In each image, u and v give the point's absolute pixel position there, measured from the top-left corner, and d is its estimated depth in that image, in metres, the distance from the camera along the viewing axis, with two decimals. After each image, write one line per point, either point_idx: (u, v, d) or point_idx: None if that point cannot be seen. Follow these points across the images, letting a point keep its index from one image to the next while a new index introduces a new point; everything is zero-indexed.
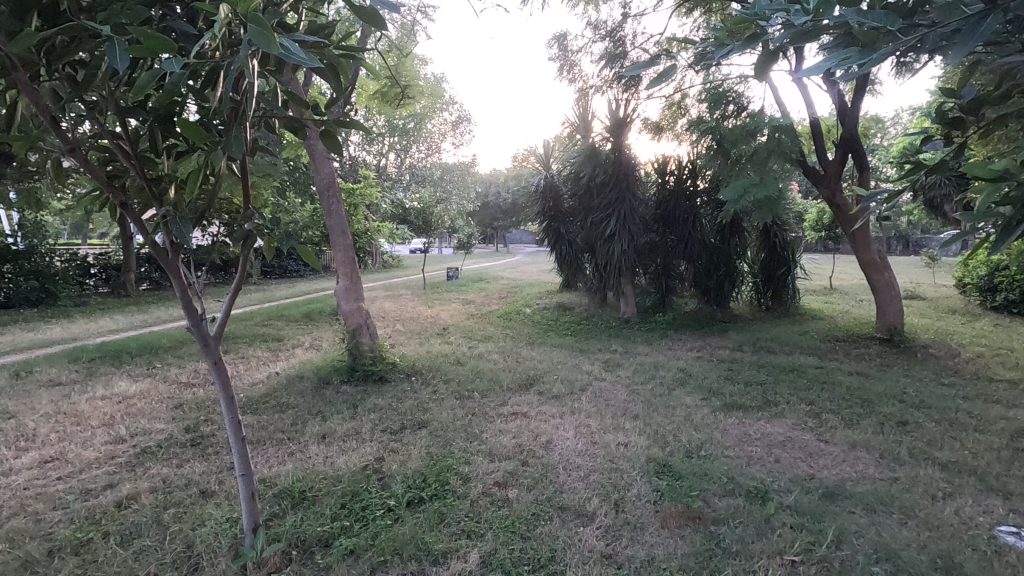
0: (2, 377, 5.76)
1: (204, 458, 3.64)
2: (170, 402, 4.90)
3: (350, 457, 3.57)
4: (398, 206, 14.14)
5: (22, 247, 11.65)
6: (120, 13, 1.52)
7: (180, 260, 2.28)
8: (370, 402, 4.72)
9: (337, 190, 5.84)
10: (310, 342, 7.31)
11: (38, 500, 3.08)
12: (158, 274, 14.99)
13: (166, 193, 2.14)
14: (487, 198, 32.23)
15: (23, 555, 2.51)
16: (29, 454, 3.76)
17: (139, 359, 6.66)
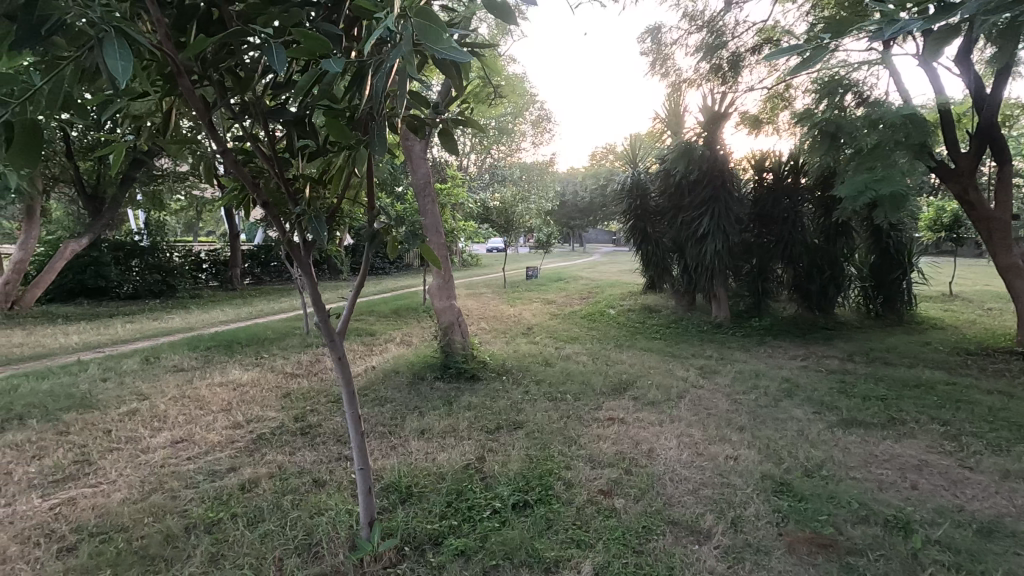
0: (135, 362, 6.35)
1: (313, 447, 3.81)
2: (278, 392, 5.19)
3: (451, 454, 3.59)
4: (480, 206, 14.31)
5: (147, 244, 12.90)
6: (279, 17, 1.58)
7: (311, 258, 2.35)
8: (464, 400, 4.76)
9: (432, 190, 5.93)
10: (400, 338, 7.53)
11: (173, 478, 3.34)
12: (259, 270, 16.10)
13: (300, 193, 2.23)
14: (565, 198, 31.83)
15: (165, 530, 2.71)
16: (163, 434, 4.10)
17: (248, 349, 7.13)
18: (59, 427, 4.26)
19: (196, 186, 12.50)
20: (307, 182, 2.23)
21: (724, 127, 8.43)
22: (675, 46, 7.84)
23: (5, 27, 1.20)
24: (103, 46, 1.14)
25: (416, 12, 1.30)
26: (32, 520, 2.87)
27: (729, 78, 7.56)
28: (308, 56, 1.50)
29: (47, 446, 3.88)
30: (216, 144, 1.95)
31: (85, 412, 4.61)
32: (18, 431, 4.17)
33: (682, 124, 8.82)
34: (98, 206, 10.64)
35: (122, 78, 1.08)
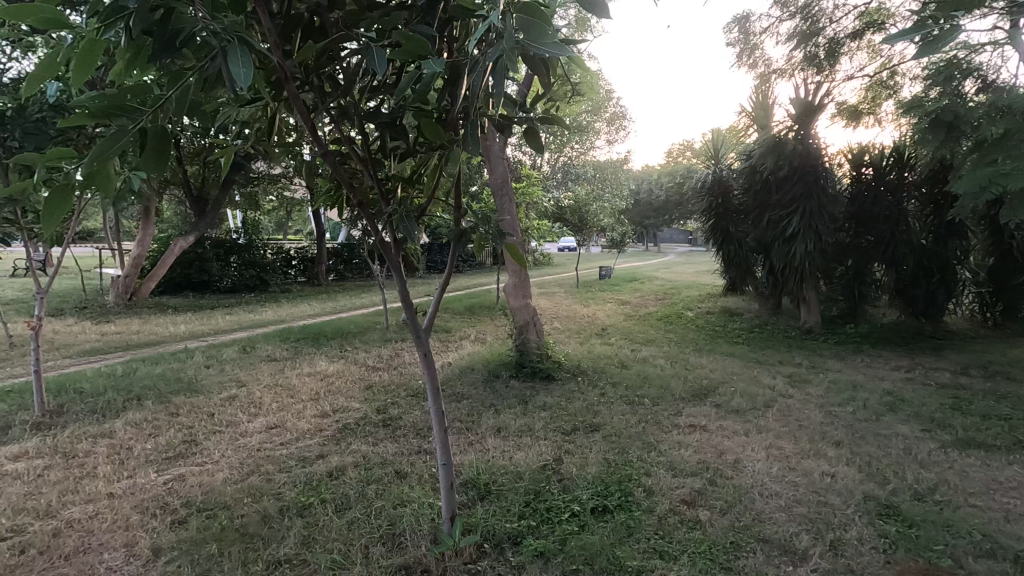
0: (234, 351, 6.85)
1: (395, 439, 3.94)
2: (361, 384, 5.41)
3: (527, 453, 3.58)
4: (554, 205, 14.26)
5: (243, 242, 13.91)
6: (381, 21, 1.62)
7: (400, 257, 2.40)
8: (539, 400, 4.74)
9: (510, 189, 5.95)
10: (475, 336, 7.64)
11: (269, 461, 3.56)
12: (342, 267, 16.91)
13: (392, 193, 2.28)
14: (640, 196, 31.00)
15: (262, 511, 2.89)
16: (259, 420, 4.39)
17: (333, 342, 7.49)
18: (171, 408, 4.67)
19: (287, 187, 13.31)
20: (398, 182, 2.28)
21: (818, 119, 7.89)
22: (765, 34, 7.42)
23: (143, 41, 1.30)
24: (228, 55, 1.22)
25: (519, 9, 1.29)
26: (148, 493, 3.15)
27: (825, 67, 7.05)
28: (409, 56, 1.53)
29: (161, 425, 4.26)
30: (319, 146, 2.04)
31: (191, 395, 5.03)
32: (137, 410, 4.61)
33: (770, 117, 8.34)
34: (202, 207, 11.60)
35: (245, 83, 1.15)
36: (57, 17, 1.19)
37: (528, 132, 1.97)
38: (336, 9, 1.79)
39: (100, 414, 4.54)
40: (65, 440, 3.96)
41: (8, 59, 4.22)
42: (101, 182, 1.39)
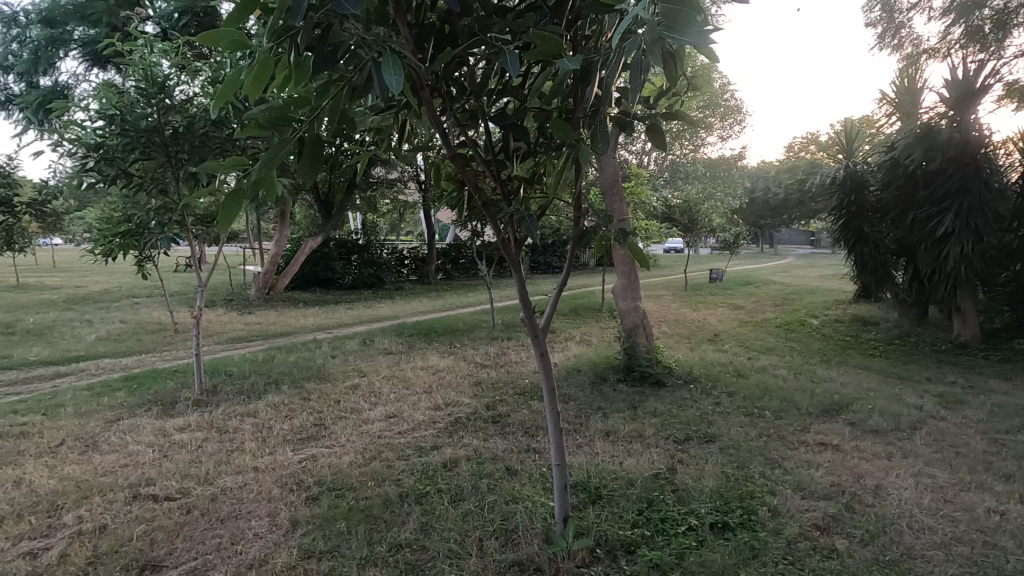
0: (355, 343, 7.37)
1: (505, 436, 4.01)
2: (471, 380, 5.58)
3: (639, 459, 3.48)
4: (662, 205, 13.78)
5: (362, 243, 14.96)
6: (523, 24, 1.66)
7: (520, 256, 2.43)
8: (649, 406, 4.59)
9: (620, 189, 5.83)
10: (581, 337, 7.58)
11: (389, 448, 3.78)
12: (450, 267, 17.58)
13: (514, 192, 2.32)
14: (755, 194, 29.07)
15: (385, 495, 3.07)
16: (379, 409, 4.68)
17: (443, 338, 7.80)
18: (304, 393, 5.12)
19: (402, 191, 14.09)
20: (521, 182, 2.31)
21: (981, 103, 6.88)
22: (914, 10, 6.61)
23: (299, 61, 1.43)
24: (382, 64, 1.30)
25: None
26: (287, 469, 3.48)
27: (991, 43, 6.14)
28: (545, 54, 1.54)
29: (295, 408, 4.69)
30: (448, 149, 2.11)
31: (320, 383, 5.48)
32: (275, 394, 5.11)
33: (918, 104, 7.41)
34: (328, 210, 12.64)
35: (397, 90, 1.22)
36: (239, 38, 1.32)
37: (657, 131, 1.91)
38: (465, 16, 1.84)
39: (246, 395, 5.09)
40: (219, 416, 4.48)
41: (181, 82, 4.87)
42: (266, 188, 1.54)
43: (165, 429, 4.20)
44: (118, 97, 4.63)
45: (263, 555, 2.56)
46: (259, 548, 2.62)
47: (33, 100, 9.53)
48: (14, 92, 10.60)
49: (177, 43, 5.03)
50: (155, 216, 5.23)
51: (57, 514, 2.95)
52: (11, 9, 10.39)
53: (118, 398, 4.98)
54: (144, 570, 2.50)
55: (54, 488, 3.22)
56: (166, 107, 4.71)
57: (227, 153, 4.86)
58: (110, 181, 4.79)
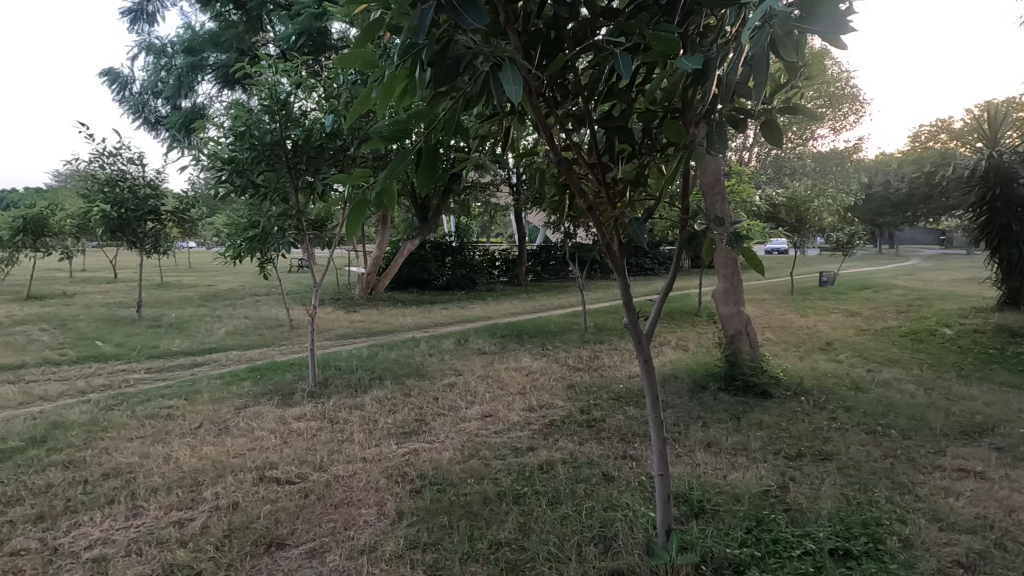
0: (451, 343, 7.62)
1: (600, 441, 3.96)
2: (564, 383, 5.57)
3: (745, 474, 3.30)
4: (765, 204, 12.97)
5: (456, 245, 15.45)
6: (635, 25, 1.64)
7: (624, 260, 2.38)
8: (755, 417, 4.33)
9: (722, 187, 5.56)
10: (677, 342, 7.31)
11: (487, 447, 3.87)
12: (540, 268, 17.68)
13: (620, 196, 2.28)
14: (873, 189, 26.52)
15: (483, 492, 3.15)
16: (475, 407, 4.81)
17: (535, 340, 7.86)
18: (405, 389, 5.38)
19: (494, 194, 14.39)
20: (626, 185, 2.27)
21: None
22: None
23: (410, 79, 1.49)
24: (500, 73, 1.32)
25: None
26: (392, 461, 3.66)
27: None
28: (661, 53, 1.51)
29: (397, 403, 4.93)
30: (555, 155, 2.10)
31: (420, 380, 5.72)
32: (379, 389, 5.40)
33: None
34: (425, 214, 13.17)
35: (517, 99, 1.23)
36: (370, 59, 1.46)
37: (777, 127, 1.79)
38: (572, 20, 1.85)
39: (353, 389, 5.44)
40: (331, 407, 4.83)
41: (299, 98, 5.26)
42: (387, 198, 1.64)
43: (285, 418, 4.59)
44: (247, 114, 5.10)
45: (372, 542, 2.71)
46: (369, 535, 2.78)
47: (177, 121, 10.82)
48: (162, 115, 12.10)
49: (295, 63, 5.44)
50: (276, 222, 5.75)
51: (198, 490, 3.32)
52: (160, 42, 11.87)
53: (245, 387, 5.51)
54: (270, 546, 2.74)
55: (195, 466, 3.62)
56: (287, 121, 5.11)
57: (339, 163, 5.23)
58: (240, 190, 5.33)
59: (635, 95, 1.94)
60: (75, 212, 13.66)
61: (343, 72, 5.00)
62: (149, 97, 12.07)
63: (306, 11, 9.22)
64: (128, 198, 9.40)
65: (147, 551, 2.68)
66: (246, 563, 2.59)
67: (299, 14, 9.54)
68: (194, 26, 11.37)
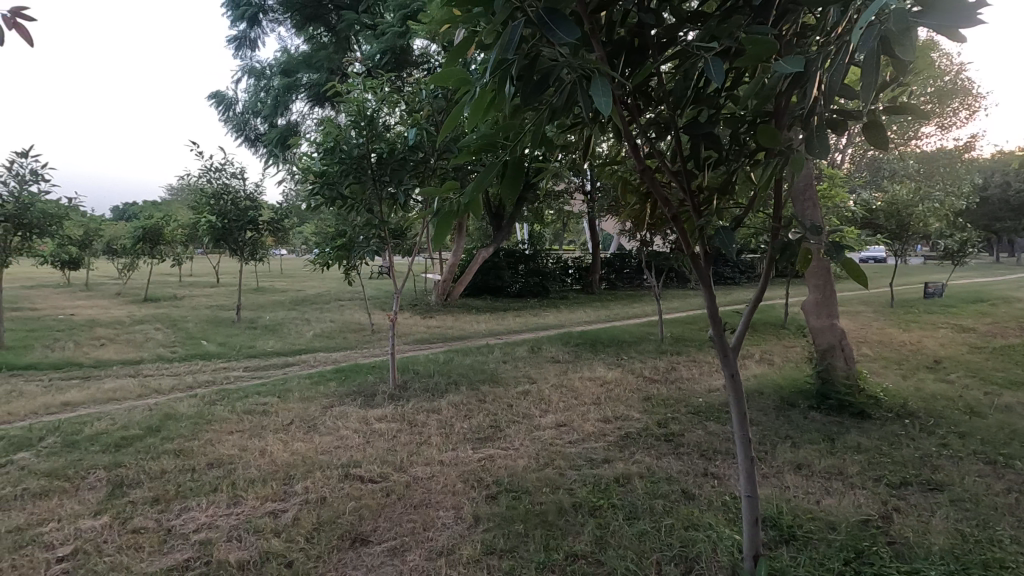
0: (525, 350, 7.67)
1: (678, 456, 3.83)
2: (639, 394, 5.44)
3: (841, 501, 3.07)
4: (861, 208, 12.05)
5: (530, 252, 15.55)
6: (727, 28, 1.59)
7: (711, 271, 2.29)
8: (850, 439, 4.02)
9: (814, 192, 5.24)
10: (761, 355, 6.94)
11: (562, 456, 3.85)
12: (614, 277, 17.42)
13: (706, 204, 2.20)
14: (989, 191, 23.95)
15: (558, 502, 3.13)
16: (549, 416, 4.80)
17: (609, 349, 7.75)
18: (480, 395, 5.47)
19: (568, 201, 14.36)
20: (712, 192, 2.19)
21: None
22: None
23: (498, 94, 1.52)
24: (590, 85, 1.32)
25: None
26: (468, 466, 3.73)
27: None
28: (756, 57, 1.46)
29: (472, 409, 5.01)
30: (639, 164, 2.07)
31: (494, 386, 5.80)
32: (456, 394, 5.53)
33: None
34: (499, 222, 13.37)
35: (607, 110, 1.22)
36: (463, 76, 1.50)
37: (881, 126, 1.67)
38: (657, 25, 1.81)
39: (431, 393, 5.59)
40: (410, 410, 5.00)
41: (385, 113, 5.51)
42: (473, 209, 1.69)
43: (368, 418, 4.80)
44: (337, 131, 5.40)
45: (450, 545, 2.77)
46: (447, 538, 2.84)
47: (273, 138, 11.68)
48: (261, 133, 13.11)
49: (381, 80, 5.69)
50: (362, 230, 6.07)
51: (291, 483, 3.54)
52: (260, 66, 12.88)
53: (331, 387, 5.83)
54: (354, 541, 2.86)
55: (286, 460, 3.87)
56: (373, 135, 5.37)
57: (420, 173, 5.42)
58: (330, 201, 5.67)
59: (724, 99, 1.88)
60: (186, 223, 15.07)
61: (426, 86, 5.19)
62: (250, 116, 13.11)
63: (390, 30, 9.65)
64: (230, 210, 10.24)
65: (246, 538, 2.89)
66: (333, 556, 2.73)
67: (383, 34, 10.02)
68: (290, 50, 12.25)
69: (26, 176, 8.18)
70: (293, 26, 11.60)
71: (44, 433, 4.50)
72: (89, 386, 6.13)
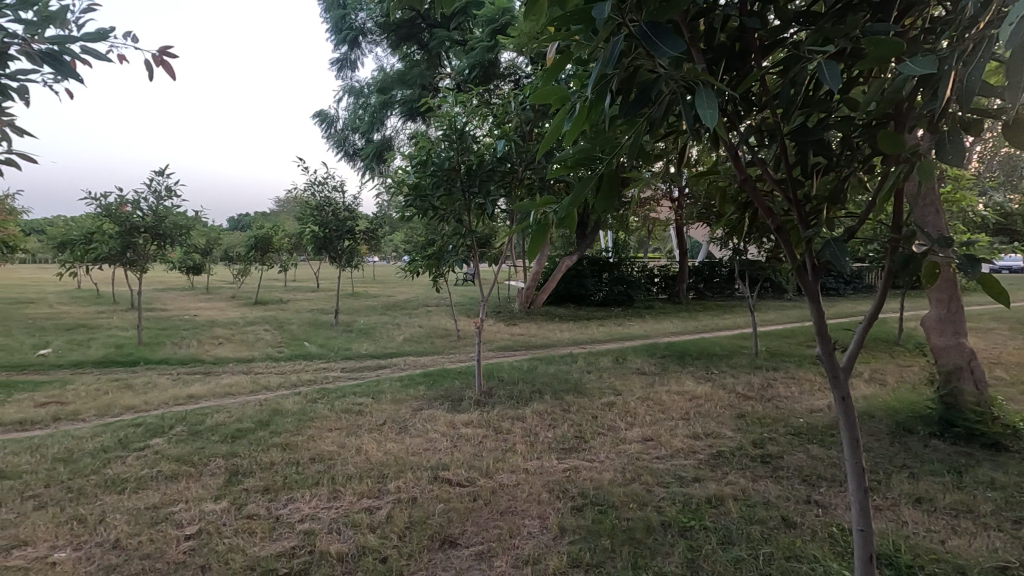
0: (609, 360, 7.56)
1: (776, 480, 3.60)
2: (732, 411, 5.17)
3: (971, 543, 2.74)
4: (994, 213, 10.71)
5: (614, 260, 15.34)
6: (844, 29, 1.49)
7: (818, 287, 2.14)
8: (982, 473, 3.58)
9: (936, 196, 4.76)
10: (872, 374, 6.36)
11: (649, 472, 3.75)
12: (703, 286, 16.74)
13: (815, 214, 2.05)
14: None
15: (646, 519, 3.05)
16: (635, 429, 4.69)
17: (698, 362, 7.44)
18: (564, 405, 5.45)
19: (655, 208, 14.00)
20: (822, 201, 2.03)
21: None
22: None
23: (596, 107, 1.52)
24: (694, 98, 1.30)
25: None
26: (553, 476, 3.72)
27: None
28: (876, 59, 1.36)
29: (557, 418, 5.01)
30: (740, 172, 1.98)
31: (579, 396, 5.76)
32: (540, 402, 5.55)
33: None
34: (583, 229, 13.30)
35: (711, 123, 1.19)
36: (562, 93, 1.53)
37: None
38: (760, 29, 1.73)
39: (515, 401, 5.65)
40: (495, 417, 5.08)
41: (474, 126, 5.67)
42: (567, 223, 1.70)
43: (455, 422, 4.94)
44: (429, 144, 5.63)
45: (536, 554, 2.78)
46: (533, 547, 2.85)
47: (370, 152, 12.41)
48: (358, 147, 13.96)
49: (471, 93, 5.85)
50: (452, 239, 6.28)
51: (384, 481, 3.71)
52: (360, 85, 13.76)
53: (420, 391, 6.06)
54: (443, 543, 2.95)
55: (380, 459, 4.07)
56: (463, 148, 5.55)
57: (507, 183, 5.53)
58: (422, 212, 5.93)
59: (836, 103, 1.75)
60: (292, 233, 16.33)
61: (515, 98, 5.30)
62: (349, 132, 14.00)
63: (479, 45, 9.94)
64: (331, 220, 11.00)
65: (344, 532, 3.06)
66: (424, 556, 2.83)
67: (473, 48, 10.33)
68: (386, 68, 12.96)
69: (162, 192, 9.26)
70: (389, 47, 12.26)
71: (173, 422, 5.04)
72: (210, 381, 6.79)
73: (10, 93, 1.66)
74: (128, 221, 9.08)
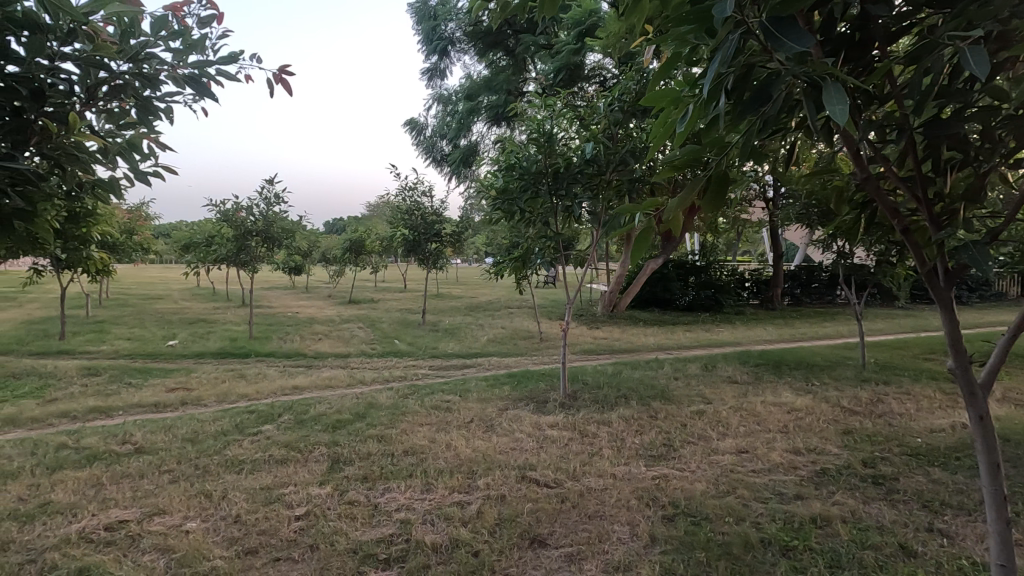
0: (698, 367, 7.29)
1: (891, 503, 3.31)
2: (838, 427, 4.80)
3: None
4: None
5: (702, 263, 14.76)
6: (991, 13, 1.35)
7: (952, 294, 1.95)
8: None
9: None
10: (1005, 393, 5.67)
11: (746, 486, 3.57)
12: (800, 291, 15.69)
13: (948, 214, 1.86)
14: None
15: (743, 535, 2.92)
16: (729, 440, 4.49)
17: (796, 372, 6.99)
18: (651, 411, 5.32)
19: (747, 209, 13.33)
20: (957, 201, 1.84)
21: None
22: None
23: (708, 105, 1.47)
24: (821, 95, 1.23)
25: None
26: (642, 483, 3.65)
27: None
28: None
29: (644, 425, 4.89)
30: (860, 171, 1.83)
31: (666, 403, 5.60)
32: (626, 408, 5.45)
33: None
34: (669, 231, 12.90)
35: (841, 119, 1.12)
36: (673, 95, 1.50)
37: None
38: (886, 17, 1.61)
39: (600, 405, 5.59)
40: (581, 420, 5.05)
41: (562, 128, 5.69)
42: (673, 225, 1.65)
43: (540, 424, 4.97)
44: (518, 148, 5.71)
45: (627, 561, 2.74)
46: (624, 553, 2.81)
47: (457, 157, 12.79)
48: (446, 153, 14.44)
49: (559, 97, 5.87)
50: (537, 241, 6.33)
51: (473, 478, 3.82)
52: (448, 93, 14.21)
53: (506, 391, 6.16)
54: (533, 542, 2.99)
55: (469, 456, 4.18)
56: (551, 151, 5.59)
57: (595, 185, 5.49)
58: (510, 214, 6.04)
59: (977, 93, 1.58)
60: (383, 235, 17.18)
61: (603, 99, 5.26)
62: (438, 138, 14.52)
63: (566, 47, 9.93)
64: (420, 224, 11.46)
65: (438, 524, 3.18)
66: (514, 553, 2.87)
67: (559, 52, 10.36)
68: (473, 75, 13.29)
69: (271, 198, 10.09)
70: (476, 54, 12.56)
71: (281, 410, 5.47)
72: (312, 373, 7.30)
73: (159, 112, 1.88)
74: (243, 225, 9.97)
